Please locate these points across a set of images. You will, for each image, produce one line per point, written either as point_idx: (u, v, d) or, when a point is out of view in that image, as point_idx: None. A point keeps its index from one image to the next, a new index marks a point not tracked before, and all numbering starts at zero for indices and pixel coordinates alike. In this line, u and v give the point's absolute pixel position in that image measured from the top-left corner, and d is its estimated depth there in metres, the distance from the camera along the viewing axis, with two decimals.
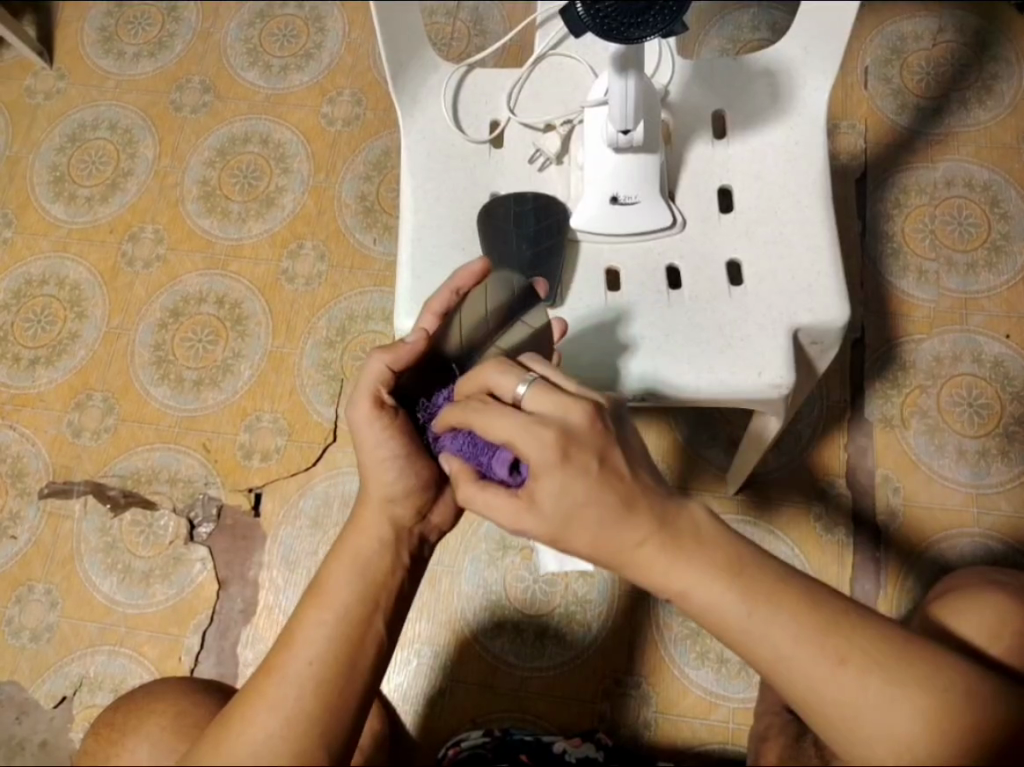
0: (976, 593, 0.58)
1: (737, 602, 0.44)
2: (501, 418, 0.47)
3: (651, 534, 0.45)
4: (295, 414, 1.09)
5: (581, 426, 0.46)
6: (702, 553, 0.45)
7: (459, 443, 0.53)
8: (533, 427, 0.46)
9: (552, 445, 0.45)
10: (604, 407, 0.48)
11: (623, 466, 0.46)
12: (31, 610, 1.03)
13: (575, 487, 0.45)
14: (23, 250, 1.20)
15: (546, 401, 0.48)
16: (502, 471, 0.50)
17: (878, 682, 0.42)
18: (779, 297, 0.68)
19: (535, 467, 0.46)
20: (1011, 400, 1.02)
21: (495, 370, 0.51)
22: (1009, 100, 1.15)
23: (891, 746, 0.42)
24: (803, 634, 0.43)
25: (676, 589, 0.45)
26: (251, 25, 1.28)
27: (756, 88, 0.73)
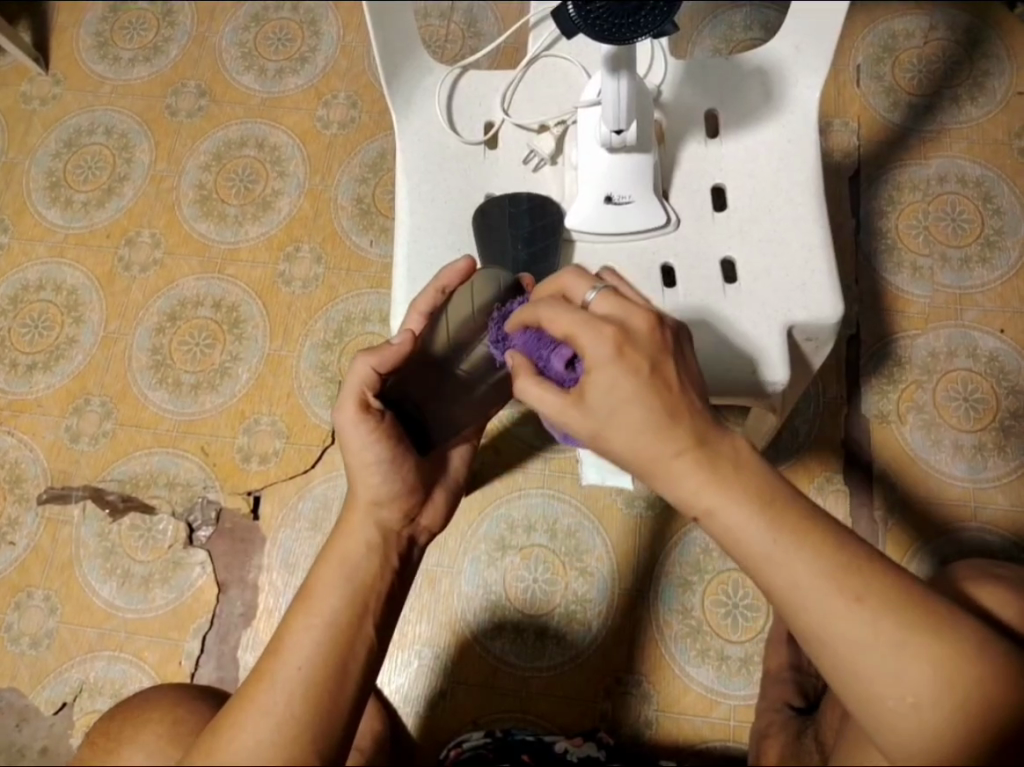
0: (975, 584, 0.58)
1: (762, 526, 0.45)
2: (565, 314, 0.51)
3: (688, 448, 0.47)
4: (293, 417, 1.09)
5: (641, 331, 0.49)
6: (734, 479, 0.46)
7: (523, 337, 0.56)
8: (593, 325, 0.49)
9: (609, 342, 0.48)
10: (668, 321, 0.51)
11: (672, 377, 0.48)
12: (30, 616, 1.03)
13: (623, 384, 0.48)
14: (20, 256, 1.20)
15: (609, 309, 0.51)
16: (559, 367, 0.54)
17: (891, 625, 0.42)
18: (781, 280, 0.69)
19: (590, 362, 0.49)
20: (1006, 394, 1.03)
21: (572, 277, 0.54)
22: (1000, 96, 1.15)
23: (898, 690, 0.41)
24: (819, 572, 0.43)
25: (703, 509, 0.46)
26: (246, 29, 1.29)
27: (748, 87, 0.73)
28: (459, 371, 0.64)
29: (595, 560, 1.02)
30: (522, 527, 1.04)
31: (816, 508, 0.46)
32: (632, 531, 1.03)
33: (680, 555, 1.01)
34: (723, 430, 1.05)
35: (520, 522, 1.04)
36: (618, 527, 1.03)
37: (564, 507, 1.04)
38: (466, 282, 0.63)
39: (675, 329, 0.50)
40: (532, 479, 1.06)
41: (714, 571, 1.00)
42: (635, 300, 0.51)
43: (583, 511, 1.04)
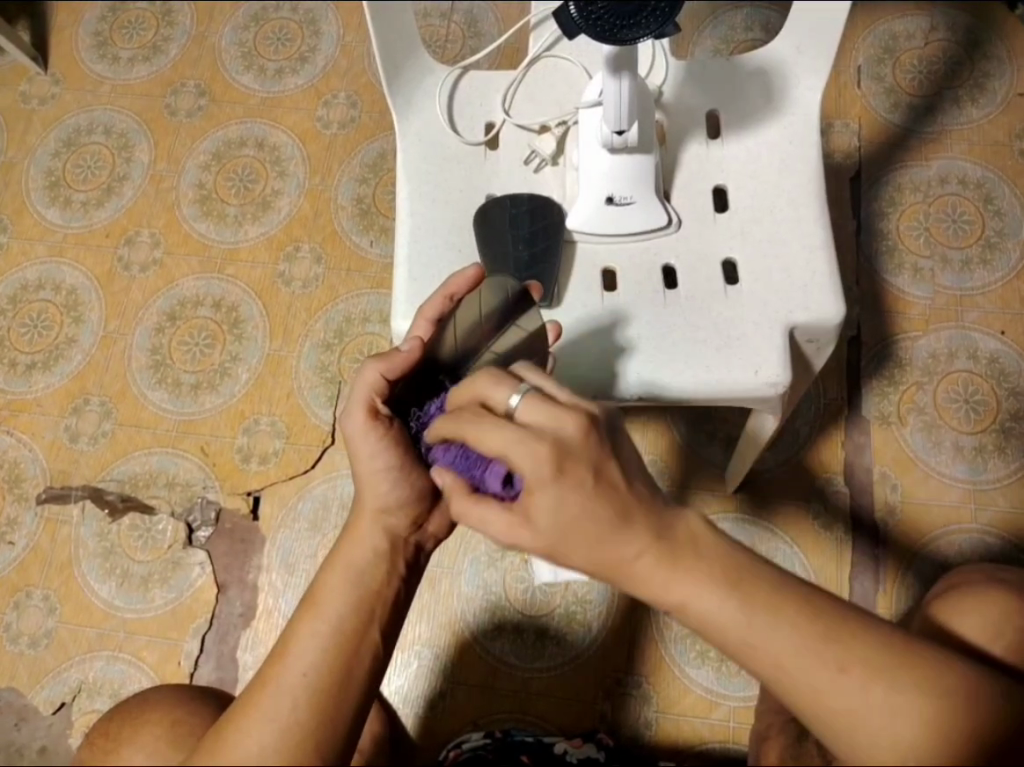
0: (976, 589, 0.58)
1: (737, 613, 0.43)
2: (492, 431, 0.45)
3: (647, 548, 0.44)
4: (293, 417, 1.09)
5: (575, 441, 0.44)
6: (699, 566, 0.44)
7: (453, 455, 0.50)
8: (524, 440, 0.44)
9: (547, 459, 0.43)
10: (600, 418, 0.46)
11: (618, 477, 0.44)
12: (29, 616, 1.03)
13: (571, 501, 0.43)
14: (19, 255, 1.20)
15: (536, 416, 0.46)
16: (496, 484, 0.48)
17: (880, 689, 0.42)
18: (777, 297, 0.68)
19: (527, 480, 0.44)
20: (1007, 396, 1.03)
21: (491, 384, 0.49)
22: (1001, 98, 1.15)
23: (895, 752, 0.42)
24: (805, 644, 0.42)
25: (673, 602, 0.44)
26: (246, 29, 1.28)
27: (750, 88, 0.73)
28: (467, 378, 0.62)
29: None
30: None
31: (786, 575, 0.45)
32: None
33: None
34: (723, 431, 1.04)
35: None
36: None
37: None
38: (474, 292, 0.63)
39: (608, 424, 0.46)
40: None
41: None
42: (563, 400, 0.46)
43: None
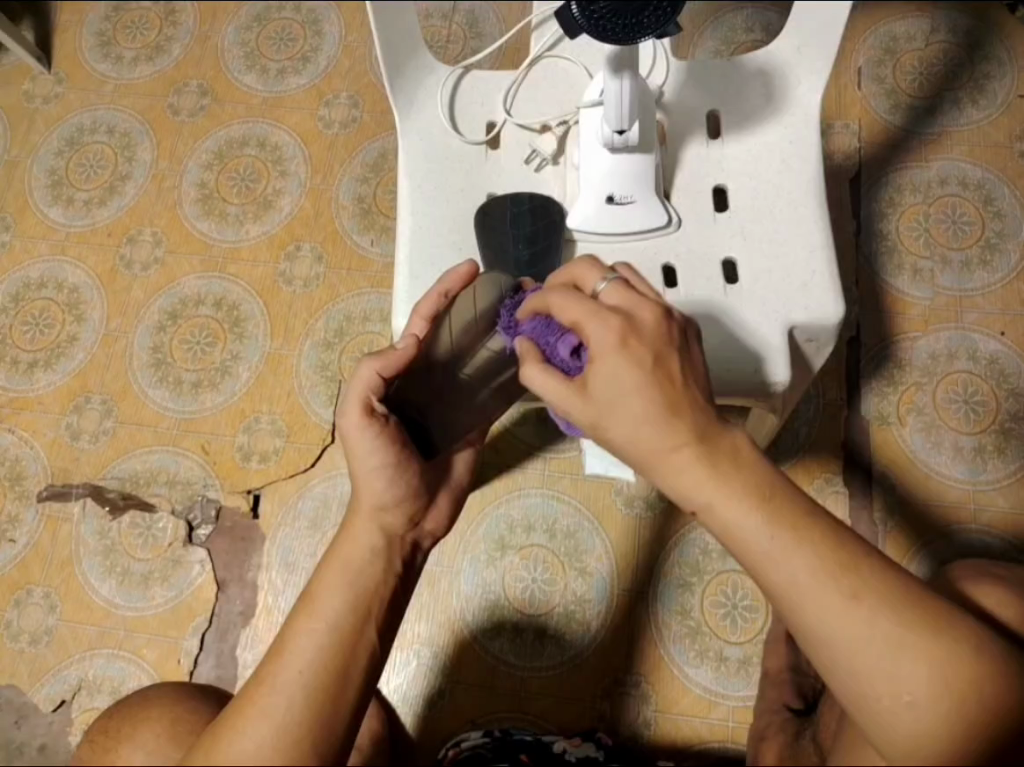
0: (976, 585, 0.58)
1: (760, 522, 0.44)
2: (574, 301, 0.51)
3: (687, 442, 0.46)
4: (293, 416, 1.09)
5: (647, 323, 0.49)
6: (734, 473, 0.46)
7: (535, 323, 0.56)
8: (599, 313, 0.50)
9: (615, 331, 0.49)
10: (676, 316, 0.51)
11: (676, 371, 0.48)
12: (30, 613, 1.03)
13: (626, 373, 0.48)
14: (21, 254, 1.20)
15: (620, 299, 0.51)
16: (565, 355, 0.54)
17: (889, 623, 0.42)
18: (785, 272, 0.69)
19: (594, 350, 0.49)
20: (1006, 397, 1.03)
21: (585, 267, 0.55)
22: (1002, 99, 1.15)
23: (894, 687, 0.41)
24: (820, 569, 0.43)
25: (700, 503, 0.46)
26: (249, 29, 1.29)
27: (750, 88, 0.74)
28: (462, 374, 0.64)
29: (594, 560, 1.02)
30: (522, 527, 1.04)
31: (816, 507, 0.46)
32: (632, 531, 1.03)
33: (680, 556, 1.02)
34: None
35: (519, 522, 1.04)
36: (619, 527, 1.03)
37: (564, 507, 1.04)
38: (468, 288, 0.63)
39: (683, 324, 0.51)
40: (532, 479, 1.06)
41: (713, 572, 1.00)
42: (645, 294, 0.52)
43: (582, 510, 1.04)
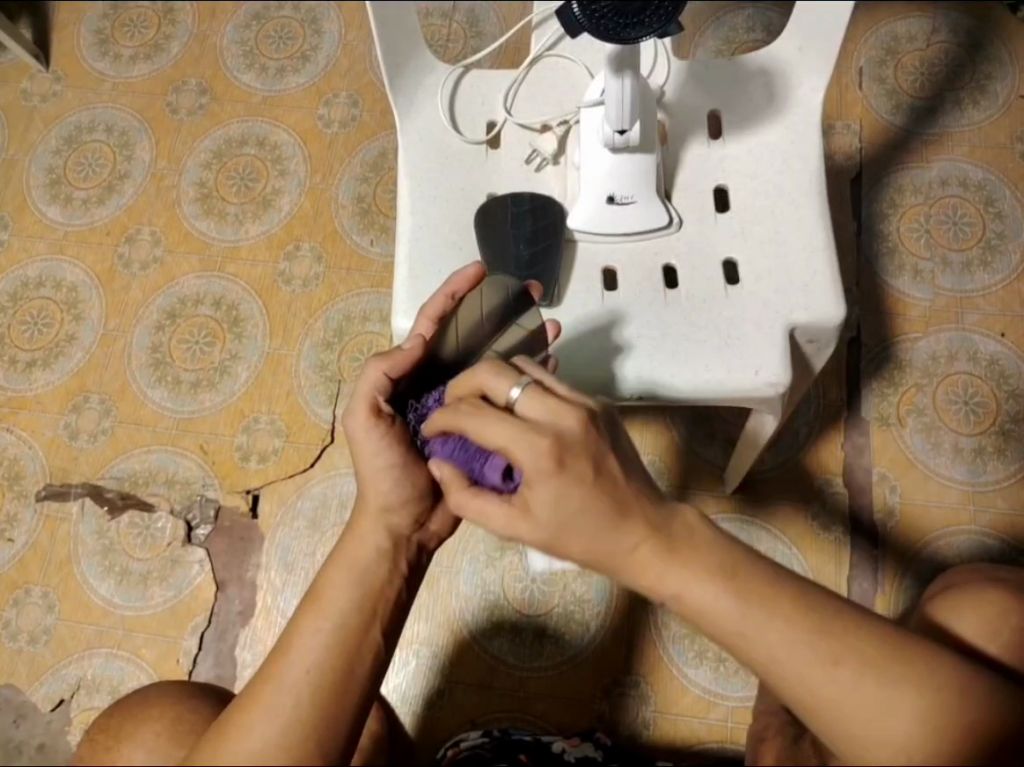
0: (977, 591, 0.58)
1: (731, 604, 0.43)
2: (494, 424, 0.45)
3: (645, 537, 0.44)
4: (292, 416, 1.09)
5: (575, 434, 0.45)
6: (696, 558, 0.44)
7: (450, 449, 0.51)
8: (526, 434, 0.44)
9: (547, 453, 0.44)
10: (598, 413, 0.46)
11: (617, 471, 0.45)
12: (28, 613, 1.03)
13: (569, 494, 0.44)
14: (19, 253, 1.20)
15: (538, 408, 0.46)
16: (495, 477, 0.49)
17: (872, 683, 0.42)
18: (777, 300, 0.68)
19: (528, 475, 0.44)
20: (1006, 398, 1.03)
21: (490, 374, 0.49)
22: (1003, 100, 1.15)
23: (887, 747, 0.42)
24: (797, 639, 0.42)
25: (668, 593, 0.44)
26: (248, 27, 1.28)
27: (752, 88, 0.73)
28: None
29: None
30: None
31: (780, 569, 0.45)
32: None
33: None
34: (723, 431, 1.04)
35: None
36: None
37: None
38: (476, 290, 0.63)
39: (606, 419, 0.46)
40: None
41: None
42: (565, 395, 0.47)
43: None
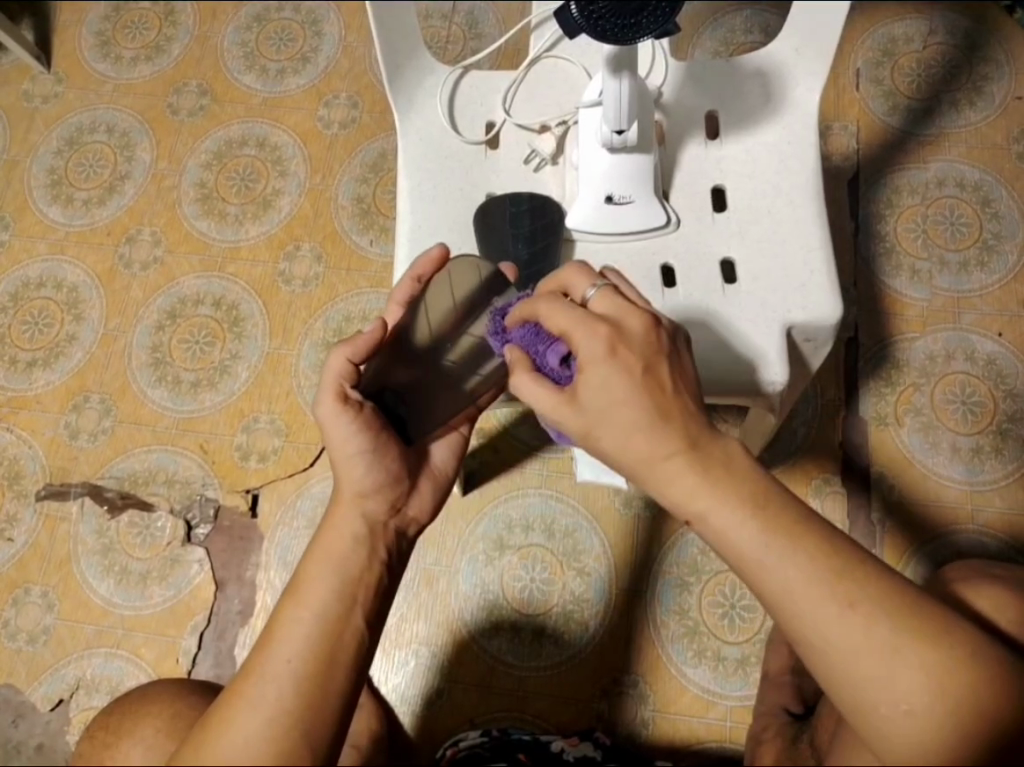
0: (975, 586, 0.58)
1: (756, 532, 0.45)
2: (564, 310, 0.53)
3: (679, 449, 0.48)
4: (292, 415, 1.09)
5: (636, 331, 0.51)
6: (729, 479, 0.47)
7: (523, 331, 0.57)
8: (588, 322, 0.51)
9: (604, 339, 0.50)
10: (665, 325, 0.52)
11: (666, 377, 0.49)
12: (28, 612, 1.03)
13: (617, 382, 0.49)
14: (20, 254, 1.20)
15: (605, 307, 0.53)
16: (554, 363, 0.55)
17: (887, 630, 0.42)
18: (780, 288, 0.69)
19: (584, 359, 0.50)
20: (1004, 398, 1.03)
21: (575, 274, 0.56)
22: (999, 101, 1.16)
23: (893, 695, 0.41)
24: (815, 576, 0.43)
25: (695, 510, 0.47)
26: (248, 29, 1.29)
27: (749, 90, 0.74)
28: (447, 364, 0.61)
29: (593, 560, 1.02)
30: (521, 527, 1.04)
31: (810, 513, 0.47)
32: (630, 532, 1.03)
33: (677, 556, 1.02)
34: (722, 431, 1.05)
35: (518, 522, 1.04)
36: (617, 527, 1.03)
37: (564, 507, 1.04)
38: (443, 272, 0.63)
39: (671, 332, 0.52)
40: (531, 479, 1.06)
41: (710, 572, 1.00)
42: (633, 303, 0.53)
43: (580, 511, 1.04)
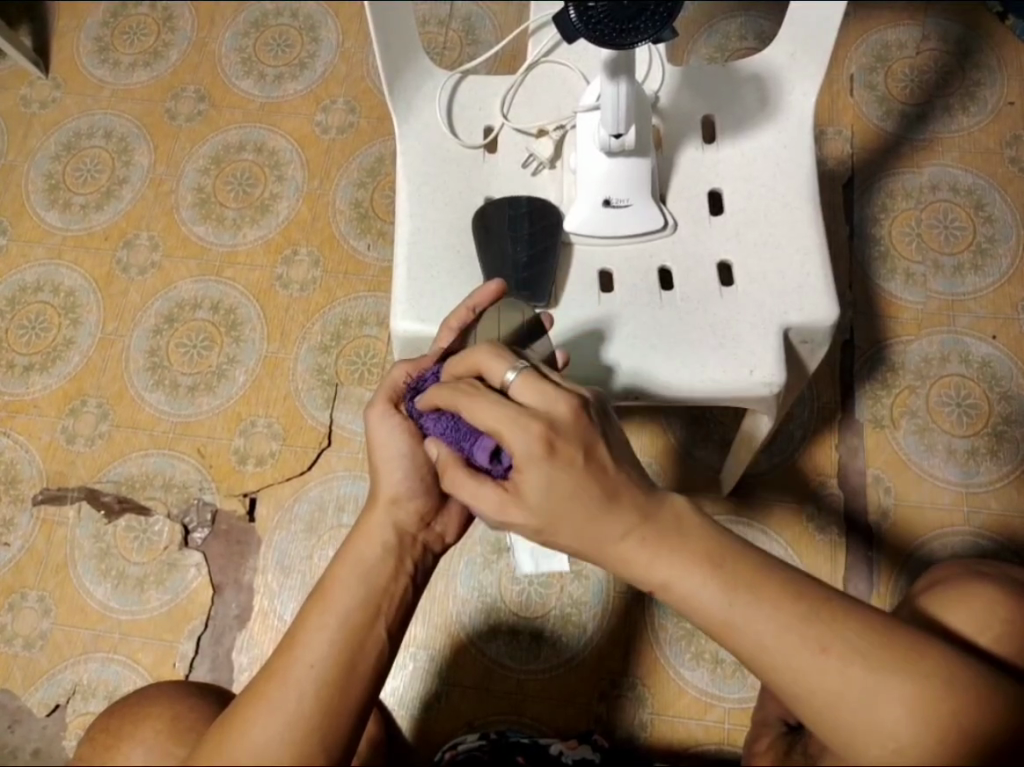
0: (966, 583, 0.58)
1: (717, 593, 0.45)
2: (489, 407, 0.49)
3: (634, 528, 0.47)
4: (290, 419, 1.09)
5: (566, 421, 0.48)
6: (683, 546, 0.47)
7: (444, 426, 0.55)
8: (518, 418, 0.48)
9: (538, 438, 0.47)
10: (591, 401, 0.50)
11: (606, 459, 0.48)
12: (24, 617, 1.02)
13: (561, 482, 0.47)
14: (18, 258, 1.20)
15: (533, 393, 0.50)
16: (484, 459, 0.52)
17: (859, 668, 0.42)
18: (775, 292, 0.69)
19: (520, 458, 0.47)
20: (998, 400, 1.04)
21: (487, 357, 0.53)
22: (992, 106, 1.17)
23: (879, 735, 0.42)
24: (783, 626, 0.44)
25: (658, 583, 0.47)
26: (246, 34, 1.30)
27: (744, 94, 0.75)
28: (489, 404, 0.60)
29: (590, 562, 1.02)
30: None
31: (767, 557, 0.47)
32: None
33: None
34: (720, 433, 1.05)
35: None
36: None
37: None
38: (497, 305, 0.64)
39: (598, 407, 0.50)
40: None
41: None
42: (557, 384, 0.50)
43: None
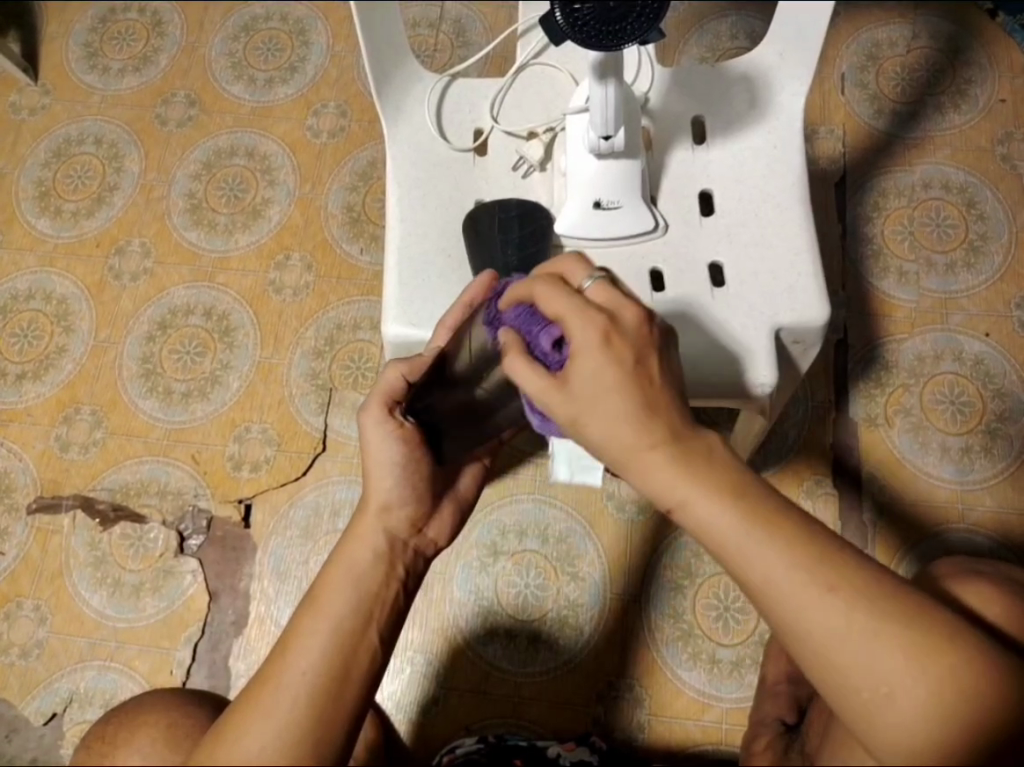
0: (963, 581, 0.58)
1: (734, 521, 0.46)
2: (562, 298, 0.50)
3: (662, 442, 0.47)
4: (284, 426, 1.09)
5: (631, 325, 0.49)
6: (709, 470, 0.47)
7: (517, 312, 0.53)
8: (584, 312, 0.49)
9: (598, 331, 0.49)
10: (661, 320, 0.51)
11: (655, 371, 0.49)
12: (20, 626, 1.02)
13: (608, 373, 0.48)
14: (9, 266, 1.20)
15: (604, 298, 0.51)
16: (547, 346, 0.51)
17: (861, 614, 0.43)
18: (766, 292, 0.69)
19: (576, 347, 0.49)
20: (992, 397, 1.04)
21: (572, 263, 0.53)
22: (983, 104, 1.17)
23: (872, 679, 0.43)
24: (795, 565, 0.44)
25: (676, 499, 0.47)
26: (235, 40, 1.29)
27: (733, 95, 0.74)
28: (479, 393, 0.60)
29: (585, 565, 1.02)
30: (514, 532, 1.04)
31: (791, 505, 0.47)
32: (627, 534, 1.03)
33: (670, 559, 1.02)
34: (715, 434, 1.05)
35: (511, 528, 1.04)
36: (609, 531, 1.03)
37: (557, 513, 1.05)
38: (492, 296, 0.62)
39: (665, 328, 0.50)
40: (523, 485, 1.06)
41: (704, 574, 1.01)
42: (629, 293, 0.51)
43: (573, 516, 1.04)
